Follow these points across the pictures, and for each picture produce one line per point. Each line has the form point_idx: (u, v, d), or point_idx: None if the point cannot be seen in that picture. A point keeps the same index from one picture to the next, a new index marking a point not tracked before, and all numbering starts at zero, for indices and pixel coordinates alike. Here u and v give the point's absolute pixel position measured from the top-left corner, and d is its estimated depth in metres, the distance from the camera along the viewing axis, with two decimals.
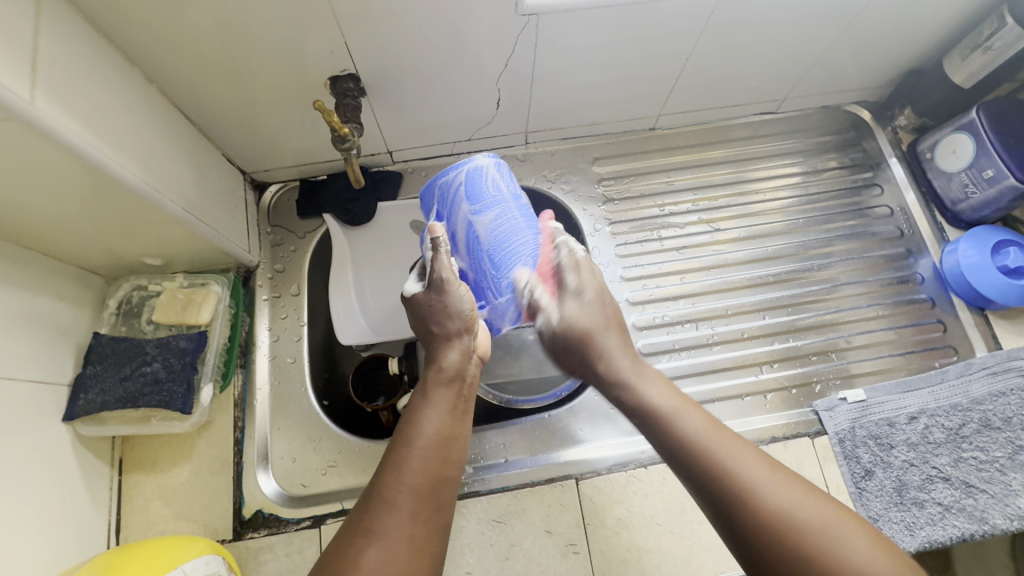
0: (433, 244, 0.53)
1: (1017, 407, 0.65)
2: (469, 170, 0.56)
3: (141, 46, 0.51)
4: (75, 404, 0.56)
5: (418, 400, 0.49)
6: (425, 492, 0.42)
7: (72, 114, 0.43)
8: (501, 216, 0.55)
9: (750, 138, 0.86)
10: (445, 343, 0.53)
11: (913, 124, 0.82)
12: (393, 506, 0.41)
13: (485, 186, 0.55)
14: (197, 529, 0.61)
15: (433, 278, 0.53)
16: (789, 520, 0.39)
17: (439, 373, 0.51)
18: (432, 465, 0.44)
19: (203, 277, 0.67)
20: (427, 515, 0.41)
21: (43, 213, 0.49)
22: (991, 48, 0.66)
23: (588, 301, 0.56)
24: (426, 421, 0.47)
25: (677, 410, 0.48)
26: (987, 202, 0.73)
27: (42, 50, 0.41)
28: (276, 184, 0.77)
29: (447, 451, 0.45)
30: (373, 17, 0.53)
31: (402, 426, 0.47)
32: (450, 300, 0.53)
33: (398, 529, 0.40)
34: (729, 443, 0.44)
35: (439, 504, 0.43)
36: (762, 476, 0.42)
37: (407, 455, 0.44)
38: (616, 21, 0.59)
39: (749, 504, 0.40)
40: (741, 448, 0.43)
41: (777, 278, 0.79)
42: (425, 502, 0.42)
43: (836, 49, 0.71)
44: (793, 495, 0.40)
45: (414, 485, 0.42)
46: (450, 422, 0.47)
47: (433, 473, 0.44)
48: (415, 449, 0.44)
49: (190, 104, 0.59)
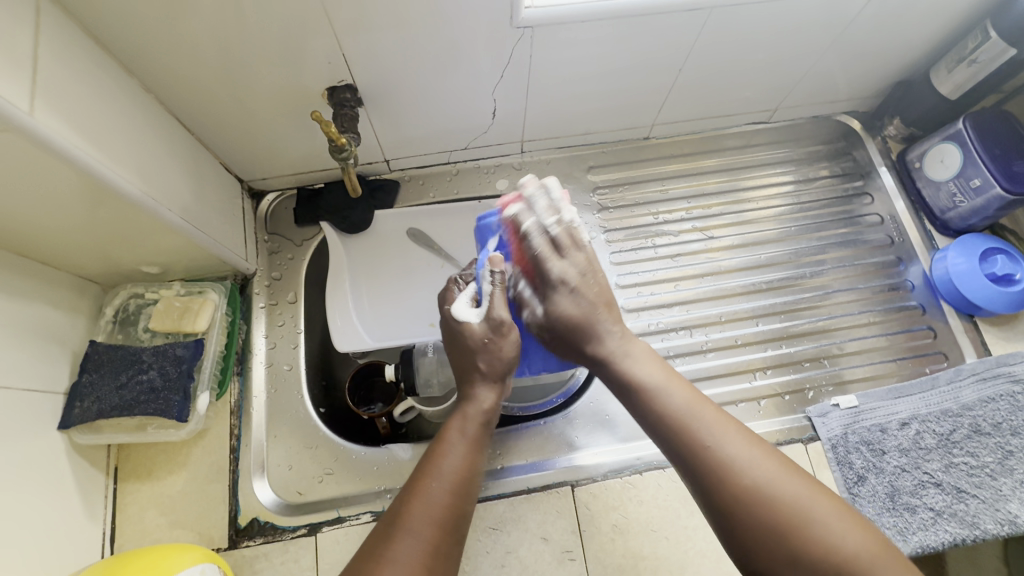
0: (494, 276, 0.54)
1: (1006, 413, 0.66)
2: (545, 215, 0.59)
3: (140, 57, 0.51)
4: (71, 412, 0.56)
5: (444, 433, 0.50)
6: (446, 525, 0.43)
7: (72, 125, 0.44)
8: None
9: (742, 147, 0.87)
10: (484, 384, 0.52)
11: (902, 134, 0.84)
12: (413, 536, 0.42)
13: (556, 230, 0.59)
14: (192, 537, 0.61)
15: (491, 316, 0.53)
16: (778, 503, 0.40)
17: (475, 414, 0.51)
18: (452, 498, 0.45)
19: (200, 285, 0.68)
20: (445, 549, 0.43)
21: (41, 222, 0.49)
22: (976, 61, 0.68)
23: (577, 293, 0.54)
24: (450, 455, 0.48)
25: (667, 390, 0.48)
26: (975, 211, 0.74)
27: (42, 62, 0.41)
28: (273, 192, 0.77)
29: (468, 487, 0.46)
30: (371, 29, 0.54)
31: (426, 458, 0.48)
32: (505, 345, 0.53)
33: (419, 559, 0.41)
34: (717, 422, 0.45)
35: (455, 536, 0.44)
36: (751, 458, 0.42)
37: (430, 487, 0.45)
38: (610, 35, 0.61)
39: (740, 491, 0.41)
40: (723, 424, 0.45)
41: (770, 286, 0.80)
42: (446, 536, 0.43)
43: (826, 60, 0.73)
44: (781, 477, 0.41)
45: (436, 517, 0.43)
46: (473, 457, 0.49)
47: (454, 508, 0.45)
48: (438, 482, 0.45)
49: (188, 114, 0.60)
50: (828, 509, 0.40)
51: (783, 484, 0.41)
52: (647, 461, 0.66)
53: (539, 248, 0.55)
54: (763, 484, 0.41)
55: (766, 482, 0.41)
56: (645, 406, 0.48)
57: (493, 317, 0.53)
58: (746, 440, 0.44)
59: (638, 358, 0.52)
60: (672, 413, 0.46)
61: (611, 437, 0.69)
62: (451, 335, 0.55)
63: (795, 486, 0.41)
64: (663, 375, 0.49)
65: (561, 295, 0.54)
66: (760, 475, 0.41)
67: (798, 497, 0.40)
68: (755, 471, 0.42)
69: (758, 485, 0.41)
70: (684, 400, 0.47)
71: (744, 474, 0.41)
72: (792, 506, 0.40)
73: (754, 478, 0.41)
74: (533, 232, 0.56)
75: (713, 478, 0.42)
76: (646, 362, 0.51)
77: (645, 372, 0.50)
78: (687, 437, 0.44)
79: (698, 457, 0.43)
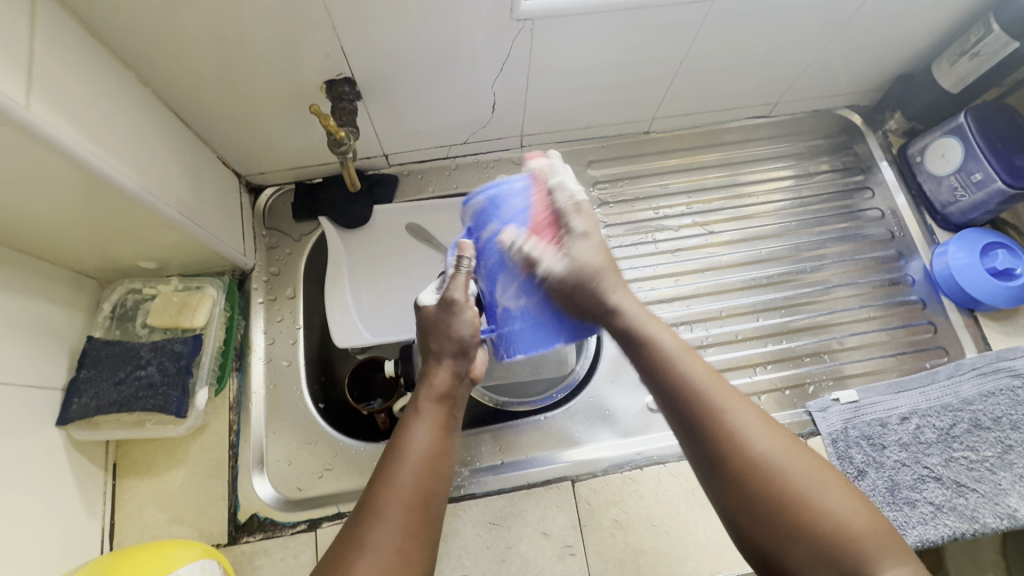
0: (457, 263, 0.52)
1: (1006, 407, 0.66)
2: (519, 182, 0.53)
3: (137, 50, 0.51)
4: (69, 407, 0.56)
5: (409, 415, 0.49)
6: (416, 507, 0.42)
7: (69, 119, 0.43)
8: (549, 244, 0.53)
9: (743, 142, 0.87)
10: (438, 362, 0.52)
11: (903, 128, 0.84)
12: (383, 520, 0.41)
13: (540, 196, 0.54)
14: (191, 533, 0.61)
15: (445, 296, 0.52)
16: (782, 478, 0.40)
17: (436, 391, 0.50)
18: (420, 479, 0.44)
19: (198, 280, 0.67)
20: (418, 530, 0.42)
21: (38, 217, 0.49)
22: (978, 54, 0.67)
23: (591, 244, 0.54)
24: (415, 436, 0.46)
25: (678, 360, 0.47)
26: (976, 205, 0.74)
27: (38, 54, 0.41)
28: (271, 187, 0.77)
29: (437, 466, 0.45)
30: (369, 20, 0.53)
31: (392, 441, 0.47)
32: (456, 323, 0.52)
33: (389, 542, 0.40)
34: (730, 394, 0.44)
35: (427, 515, 0.43)
36: (757, 432, 0.42)
37: (397, 470, 0.44)
38: (611, 28, 0.60)
39: (749, 463, 0.41)
40: (734, 397, 0.44)
41: (770, 280, 0.80)
42: (417, 516, 0.42)
43: (827, 53, 0.72)
44: (786, 454, 0.41)
45: (404, 499, 0.42)
46: (440, 437, 0.47)
47: (422, 489, 0.43)
48: (404, 465, 0.44)
49: (186, 108, 0.59)
50: (833, 487, 0.40)
51: (789, 460, 0.41)
52: (648, 456, 0.66)
53: (561, 204, 0.54)
54: (772, 458, 0.41)
55: (772, 458, 0.41)
56: (657, 372, 0.47)
57: (445, 297, 0.52)
58: (756, 415, 0.43)
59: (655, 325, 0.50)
60: (684, 382, 0.45)
61: (611, 432, 0.69)
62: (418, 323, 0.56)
63: (803, 463, 0.41)
64: (676, 342, 0.49)
65: (581, 241, 0.54)
66: (764, 450, 0.41)
67: (803, 475, 0.40)
68: (763, 446, 0.41)
69: (765, 460, 0.41)
70: (699, 372, 0.45)
71: (751, 449, 0.41)
72: (796, 483, 0.40)
73: (760, 453, 0.41)
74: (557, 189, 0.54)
75: (717, 449, 0.42)
76: (659, 328, 0.50)
77: (661, 339, 0.49)
78: (698, 409, 0.44)
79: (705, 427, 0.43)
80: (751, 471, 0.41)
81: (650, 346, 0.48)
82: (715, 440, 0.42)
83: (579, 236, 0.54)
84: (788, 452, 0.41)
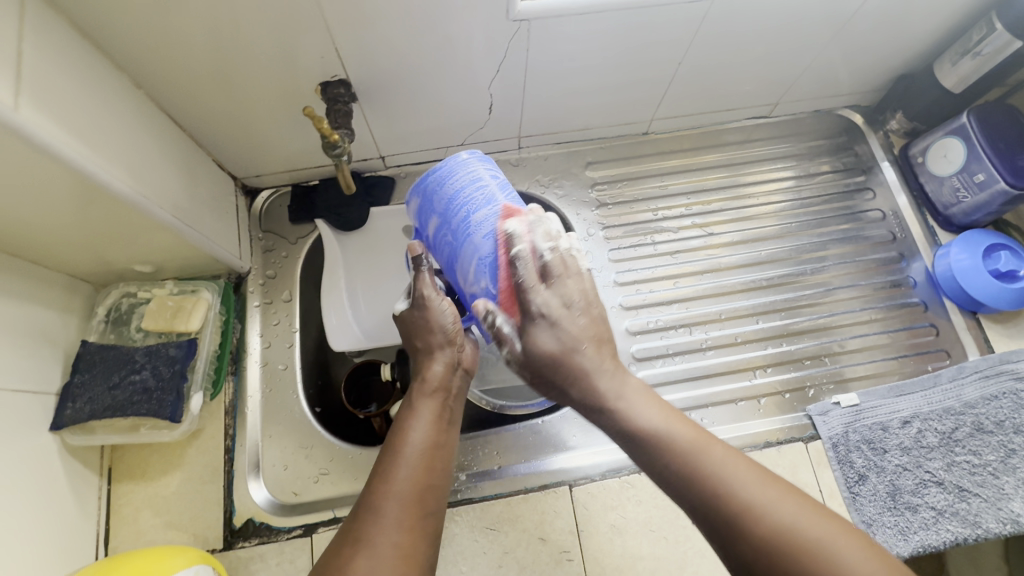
0: (415, 263, 0.52)
1: (1009, 411, 0.66)
2: (450, 163, 0.50)
3: (129, 52, 0.51)
4: (63, 412, 0.56)
5: (404, 411, 0.49)
6: (413, 501, 0.42)
7: (60, 122, 0.43)
8: (495, 214, 0.48)
9: (743, 142, 0.86)
10: (426, 357, 0.52)
11: (905, 128, 0.83)
12: (380, 515, 0.41)
13: (478, 171, 0.50)
14: (187, 538, 0.60)
15: (416, 294, 0.52)
16: (800, 545, 0.37)
17: (427, 384, 0.50)
18: (418, 474, 0.43)
19: (193, 284, 0.68)
20: (416, 524, 0.41)
21: (29, 221, 0.49)
22: (980, 54, 0.67)
23: (560, 319, 0.48)
24: (412, 431, 0.46)
25: (669, 433, 0.44)
26: (979, 206, 0.73)
27: (27, 57, 0.40)
28: (267, 189, 0.77)
29: (434, 461, 0.45)
30: (363, 21, 0.53)
31: (388, 437, 0.47)
32: (433, 316, 0.52)
33: (387, 538, 0.39)
34: (731, 463, 0.41)
35: (426, 508, 0.42)
36: (768, 499, 0.39)
37: (394, 465, 0.43)
38: (608, 29, 0.60)
39: (758, 528, 0.38)
40: (733, 462, 0.41)
41: (771, 282, 0.80)
42: (415, 510, 0.42)
43: (828, 53, 0.72)
44: (804, 520, 0.38)
45: (401, 493, 0.42)
46: (436, 430, 0.47)
47: (420, 483, 0.43)
48: (399, 459, 0.44)
49: (181, 111, 0.59)
50: (858, 548, 0.36)
51: (805, 522, 0.38)
52: None
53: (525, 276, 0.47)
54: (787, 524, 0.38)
55: (790, 525, 0.37)
56: (653, 450, 0.43)
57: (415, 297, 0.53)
58: (762, 477, 0.41)
59: (643, 395, 0.47)
60: (676, 453, 0.42)
61: (609, 436, 0.68)
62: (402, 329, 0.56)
63: (821, 526, 0.38)
64: (663, 414, 0.45)
65: (541, 325, 0.47)
66: (780, 518, 0.38)
67: (826, 539, 0.37)
68: (776, 514, 0.38)
69: (783, 529, 0.37)
70: (689, 438, 0.43)
71: (764, 516, 0.38)
72: (818, 550, 0.36)
73: (777, 522, 0.38)
74: (523, 257, 0.47)
75: (728, 527, 0.39)
76: (647, 402, 0.46)
77: (645, 417, 0.45)
78: (697, 483, 0.41)
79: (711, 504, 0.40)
80: (763, 538, 0.37)
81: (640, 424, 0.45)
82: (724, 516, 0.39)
83: (544, 313, 0.47)
84: (806, 516, 0.38)
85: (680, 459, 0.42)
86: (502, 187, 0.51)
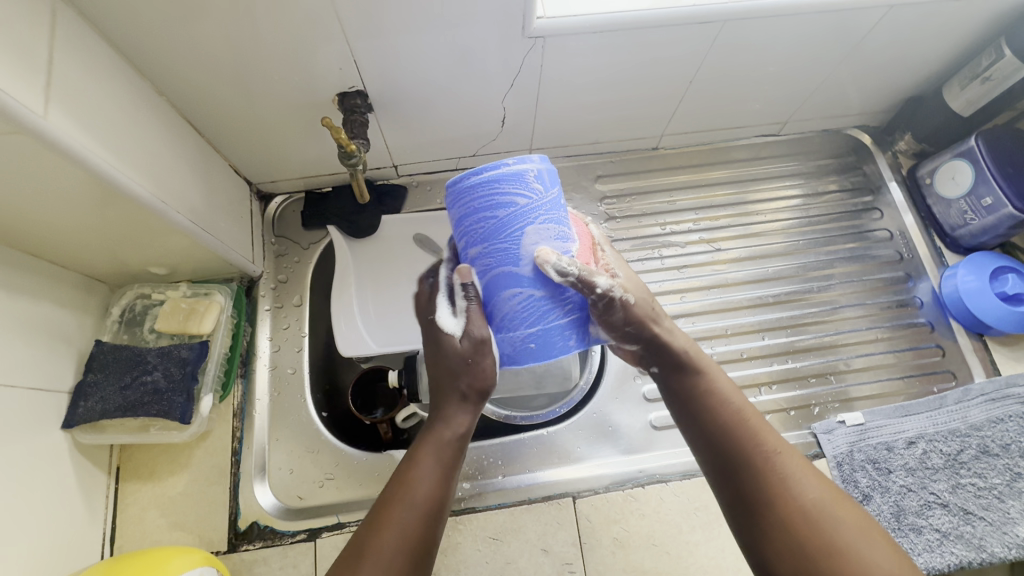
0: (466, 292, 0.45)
1: (1015, 434, 0.66)
2: (465, 180, 0.41)
3: (153, 60, 0.52)
4: (75, 411, 0.57)
5: (423, 449, 0.45)
6: (417, 552, 0.41)
7: (86, 128, 0.44)
8: (489, 257, 0.42)
9: (751, 159, 0.87)
10: (460, 399, 0.47)
11: (913, 149, 0.84)
12: (380, 572, 0.39)
13: (497, 193, 0.41)
14: (192, 539, 0.61)
15: (470, 333, 0.45)
16: (822, 519, 0.40)
17: (451, 421, 0.46)
18: (426, 523, 0.42)
19: (206, 287, 0.68)
20: (415, 573, 0.41)
21: (50, 221, 0.50)
22: (990, 79, 0.67)
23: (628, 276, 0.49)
24: (427, 478, 0.43)
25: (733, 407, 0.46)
26: (986, 229, 0.74)
27: (57, 65, 0.42)
28: (281, 195, 0.78)
29: (440, 515, 0.43)
30: (383, 35, 0.54)
31: (400, 471, 0.44)
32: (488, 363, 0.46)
33: None
34: (784, 446, 0.44)
35: (426, 557, 0.42)
36: (809, 480, 0.42)
37: (404, 513, 0.41)
38: (620, 47, 0.61)
39: (792, 502, 0.41)
40: (785, 445, 0.44)
41: (777, 299, 0.80)
42: (416, 562, 0.41)
43: (838, 74, 0.72)
44: (836, 504, 0.41)
45: (408, 545, 0.40)
46: (450, 480, 0.45)
47: (426, 533, 0.42)
48: (409, 510, 0.42)
49: (201, 118, 0.60)
50: (880, 543, 0.39)
51: (834, 509, 0.40)
52: (650, 474, 0.66)
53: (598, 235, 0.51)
54: (815, 507, 0.40)
55: (821, 502, 0.41)
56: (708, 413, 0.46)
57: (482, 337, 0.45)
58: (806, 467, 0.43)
59: (712, 366, 0.49)
60: (736, 422, 0.45)
61: (614, 449, 0.68)
62: (433, 350, 0.48)
63: (847, 516, 0.40)
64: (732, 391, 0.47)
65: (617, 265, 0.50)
66: (815, 494, 0.41)
67: (853, 523, 0.39)
68: (810, 494, 0.41)
69: (814, 503, 0.40)
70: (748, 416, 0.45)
71: (799, 494, 0.41)
72: (842, 527, 0.39)
73: (810, 498, 0.41)
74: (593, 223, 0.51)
75: (760, 495, 0.42)
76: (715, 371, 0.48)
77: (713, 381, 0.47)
78: (749, 453, 0.43)
79: (757, 469, 0.43)
80: (792, 513, 0.40)
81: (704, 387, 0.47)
82: (761, 484, 0.42)
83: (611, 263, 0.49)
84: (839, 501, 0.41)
85: (732, 424, 0.45)
86: (518, 218, 0.41)
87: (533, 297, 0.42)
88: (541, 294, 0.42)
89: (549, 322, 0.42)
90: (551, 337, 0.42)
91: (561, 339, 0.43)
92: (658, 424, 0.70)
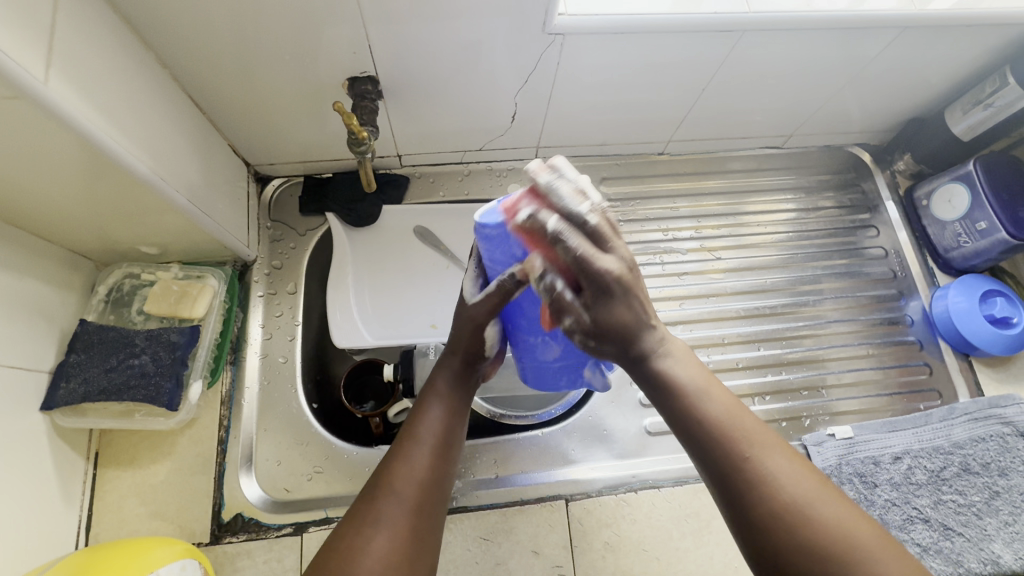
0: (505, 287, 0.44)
1: (995, 453, 0.68)
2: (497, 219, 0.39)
3: (160, 31, 0.49)
4: (55, 393, 0.54)
5: (424, 398, 0.48)
6: (429, 486, 0.42)
7: (87, 97, 0.42)
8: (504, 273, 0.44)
9: (751, 171, 0.88)
10: (451, 352, 0.51)
11: (912, 170, 0.85)
12: (400, 498, 0.40)
13: (494, 253, 0.42)
14: (172, 529, 0.59)
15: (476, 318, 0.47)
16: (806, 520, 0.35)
17: (455, 384, 0.50)
18: (435, 461, 0.43)
19: (200, 269, 0.66)
20: (428, 509, 0.41)
21: (41, 193, 0.47)
22: (992, 105, 0.69)
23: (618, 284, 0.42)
24: (431, 420, 0.46)
25: (703, 399, 0.42)
26: (978, 252, 0.75)
27: (59, 30, 0.39)
28: (279, 178, 0.76)
29: (449, 452, 0.45)
30: (399, 20, 0.52)
31: (406, 424, 0.46)
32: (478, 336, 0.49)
33: (401, 519, 0.39)
34: (759, 436, 0.39)
35: (439, 497, 0.42)
36: (789, 474, 0.37)
37: (414, 450, 0.43)
38: (637, 52, 0.60)
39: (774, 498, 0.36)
40: (763, 439, 0.39)
41: (771, 310, 0.81)
42: (429, 496, 0.41)
43: (844, 94, 0.74)
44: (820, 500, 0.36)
45: (419, 477, 0.42)
46: (454, 423, 0.47)
47: (437, 471, 0.43)
48: (420, 444, 0.44)
49: (205, 94, 0.58)
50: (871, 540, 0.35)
51: (820, 507, 0.36)
52: (643, 479, 0.66)
53: (578, 247, 0.40)
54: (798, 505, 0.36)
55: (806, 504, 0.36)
56: (680, 414, 0.42)
57: (482, 322, 0.48)
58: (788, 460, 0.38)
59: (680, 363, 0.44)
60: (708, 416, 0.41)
61: (608, 453, 0.68)
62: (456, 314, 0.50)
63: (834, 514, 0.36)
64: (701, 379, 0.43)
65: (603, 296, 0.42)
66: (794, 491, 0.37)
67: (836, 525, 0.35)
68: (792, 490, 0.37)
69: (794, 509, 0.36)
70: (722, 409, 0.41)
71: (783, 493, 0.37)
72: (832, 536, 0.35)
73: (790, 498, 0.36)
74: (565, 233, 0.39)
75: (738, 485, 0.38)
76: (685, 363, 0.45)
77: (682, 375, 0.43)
78: (725, 448, 0.39)
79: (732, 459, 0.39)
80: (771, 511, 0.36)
81: (673, 387, 0.43)
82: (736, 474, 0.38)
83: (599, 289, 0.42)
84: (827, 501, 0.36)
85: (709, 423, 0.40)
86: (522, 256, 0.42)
87: (526, 341, 0.49)
88: (547, 354, 0.48)
89: (540, 363, 0.50)
90: (542, 375, 0.51)
91: (551, 375, 0.51)
92: (652, 429, 0.70)
